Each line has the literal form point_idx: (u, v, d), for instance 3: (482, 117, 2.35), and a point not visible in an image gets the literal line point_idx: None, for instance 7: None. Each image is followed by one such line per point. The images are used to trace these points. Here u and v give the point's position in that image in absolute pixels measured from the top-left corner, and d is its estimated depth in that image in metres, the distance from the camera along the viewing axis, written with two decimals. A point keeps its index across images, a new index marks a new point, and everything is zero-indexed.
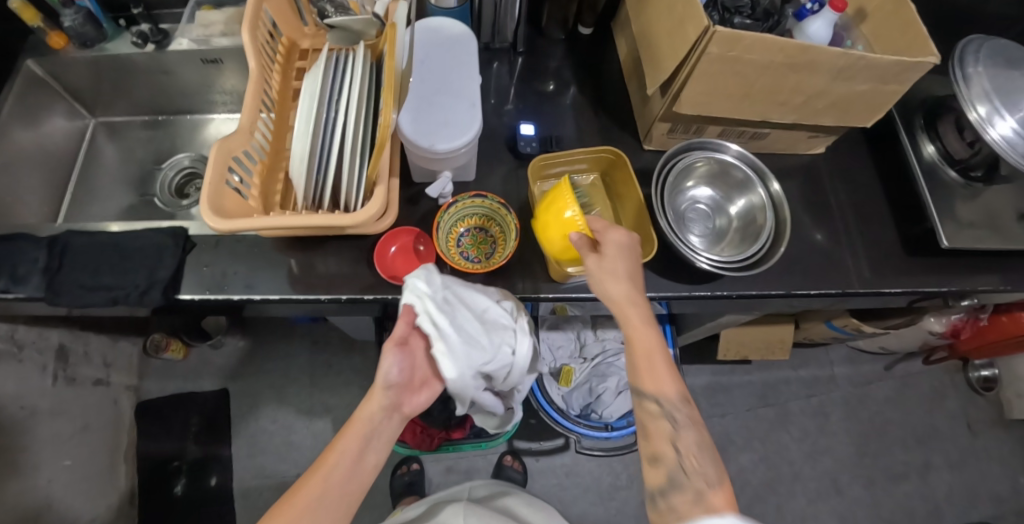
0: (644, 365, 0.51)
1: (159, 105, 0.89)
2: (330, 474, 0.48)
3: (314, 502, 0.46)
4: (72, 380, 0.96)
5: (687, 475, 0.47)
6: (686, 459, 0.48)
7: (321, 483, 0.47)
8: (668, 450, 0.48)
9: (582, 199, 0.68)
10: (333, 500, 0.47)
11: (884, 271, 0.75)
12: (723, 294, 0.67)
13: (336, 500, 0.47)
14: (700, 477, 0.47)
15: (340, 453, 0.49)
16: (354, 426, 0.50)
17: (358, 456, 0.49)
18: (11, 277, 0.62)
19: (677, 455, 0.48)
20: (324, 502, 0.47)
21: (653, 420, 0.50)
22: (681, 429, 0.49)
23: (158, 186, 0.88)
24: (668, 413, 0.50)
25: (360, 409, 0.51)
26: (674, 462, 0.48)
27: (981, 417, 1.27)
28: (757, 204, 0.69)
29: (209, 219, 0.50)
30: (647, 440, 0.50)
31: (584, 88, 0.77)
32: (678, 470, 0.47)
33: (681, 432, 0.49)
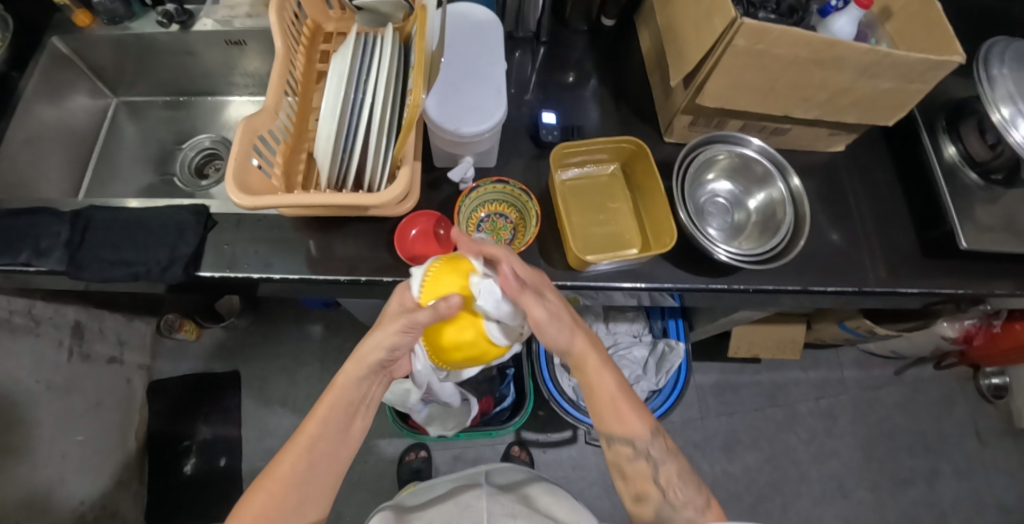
0: (610, 412, 0.56)
1: (181, 86, 0.89)
2: (313, 444, 0.50)
3: (303, 468, 0.49)
4: (87, 357, 0.97)
5: (674, 509, 0.53)
6: (672, 492, 0.54)
7: (306, 452, 0.50)
8: (653, 490, 0.54)
9: (603, 189, 0.68)
10: (323, 464, 0.50)
11: (902, 271, 0.74)
12: (739, 288, 0.66)
13: (320, 463, 0.50)
14: (695, 503, 0.53)
15: (323, 422, 0.50)
16: (335, 393, 0.51)
17: (341, 422, 0.51)
18: (34, 250, 0.63)
19: (665, 490, 0.54)
20: (309, 467, 0.50)
21: (631, 461, 0.55)
22: (659, 466, 0.55)
23: (178, 165, 0.90)
24: (642, 453, 0.55)
25: (339, 376, 0.51)
26: (662, 498, 0.54)
27: (991, 426, 1.26)
28: (777, 199, 0.69)
29: (235, 197, 0.50)
30: (628, 480, 0.56)
31: (605, 80, 0.77)
32: (667, 505, 0.53)
33: (659, 468, 0.55)
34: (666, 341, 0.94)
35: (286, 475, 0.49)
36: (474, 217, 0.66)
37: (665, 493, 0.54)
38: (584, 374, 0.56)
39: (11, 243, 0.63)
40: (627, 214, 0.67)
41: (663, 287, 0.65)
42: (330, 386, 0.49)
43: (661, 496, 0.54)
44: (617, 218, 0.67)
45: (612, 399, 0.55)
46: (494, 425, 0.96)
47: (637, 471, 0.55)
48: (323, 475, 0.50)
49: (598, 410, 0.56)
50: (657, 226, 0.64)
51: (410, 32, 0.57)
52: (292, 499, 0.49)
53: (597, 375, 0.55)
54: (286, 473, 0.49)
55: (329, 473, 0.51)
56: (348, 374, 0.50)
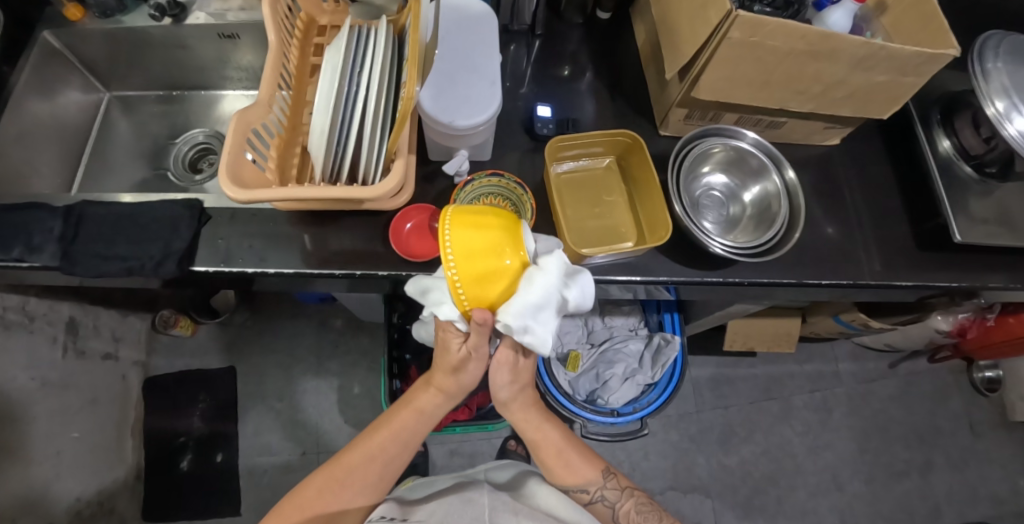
0: (563, 467, 0.64)
1: (174, 80, 0.89)
2: (377, 450, 0.57)
3: (365, 469, 0.57)
4: (81, 353, 0.96)
5: None
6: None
7: (372, 454, 0.57)
8: None
9: (597, 183, 0.68)
10: (381, 469, 0.57)
11: (896, 264, 0.75)
12: (735, 281, 0.66)
13: (385, 467, 0.58)
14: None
15: (390, 433, 0.58)
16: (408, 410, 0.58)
17: (408, 436, 0.59)
18: (27, 245, 0.62)
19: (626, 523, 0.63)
20: (371, 468, 0.57)
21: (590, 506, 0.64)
22: (617, 504, 0.64)
23: (172, 160, 0.89)
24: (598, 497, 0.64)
25: (416, 397, 0.59)
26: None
27: (984, 419, 1.27)
28: (772, 192, 0.69)
29: (229, 190, 0.50)
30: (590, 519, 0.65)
31: (601, 74, 0.77)
32: None
33: (617, 506, 0.64)
34: (663, 334, 0.95)
35: (350, 472, 0.56)
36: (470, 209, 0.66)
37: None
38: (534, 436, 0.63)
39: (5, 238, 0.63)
40: (623, 207, 0.67)
41: (659, 280, 0.65)
42: (408, 402, 0.58)
43: None
44: (613, 211, 0.67)
45: (557, 452, 0.63)
46: (490, 419, 0.96)
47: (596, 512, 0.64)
48: (385, 476, 0.58)
49: (551, 464, 0.64)
50: (652, 219, 0.64)
51: (405, 24, 0.56)
52: (351, 493, 0.56)
53: (549, 437, 0.63)
54: (353, 470, 0.56)
55: (385, 476, 0.58)
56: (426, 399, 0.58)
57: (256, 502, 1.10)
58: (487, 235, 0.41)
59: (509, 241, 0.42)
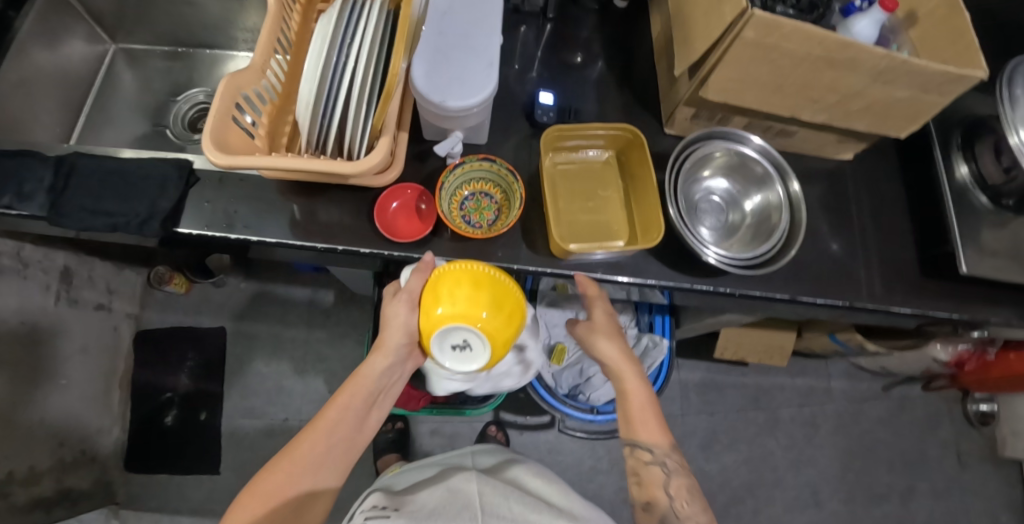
0: (636, 419, 0.58)
1: (180, 36, 0.88)
2: (333, 423, 0.53)
3: (321, 452, 0.52)
4: (73, 302, 0.97)
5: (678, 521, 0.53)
6: (678, 499, 0.55)
7: (325, 435, 0.53)
8: (661, 498, 0.55)
9: (593, 178, 0.66)
10: (337, 451, 0.53)
11: (895, 289, 0.73)
12: (725, 291, 0.65)
13: (341, 444, 0.54)
14: (699, 515, 0.54)
15: (342, 408, 0.54)
16: (358, 382, 0.55)
17: (362, 411, 0.55)
18: (17, 193, 0.62)
19: (672, 498, 0.55)
20: (331, 447, 0.53)
21: (646, 469, 0.57)
22: (672, 474, 0.56)
23: (172, 118, 0.89)
24: (658, 461, 0.56)
25: (364, 367, 0.56)
26: (669, 505, 0.54)
27: (974, 451, 1.25)
28: (774, 203, 0.66)
29: (211, 155, 0.49)
30: (641, 488, 0.56)
31: (611, 64, 0.74)
32: (671, 515, 0.54)
33: (671, 477, 0.56)
34: (651, 336, 0.94)
35: (308, 456, 0.52)
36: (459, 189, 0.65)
37: (672, 501, 0.55)
38: (620, 380, 0.60)
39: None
40: (617, 203, 0.65)
41: (649, 283, 0.64)
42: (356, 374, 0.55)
43: (669, 505, 0.55)
44: (606, 207, 0.65)
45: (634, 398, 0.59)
46: (468, 405, 0.93)
47: (651, 477, 0.56)
48: (345, 457, 0.54)
49: (625, 417, 0.59)
50: (646, 219, 0.62)
51: None
52: (308, 475, 0.51)
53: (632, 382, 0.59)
54: (311, 443, 0.52)
55: (342, 460, 0.54)
56: (374, 363, 0.55)
57: (236, 463, 1.12)
58: (477, 289, 0.51)
59: (481, 300, 0.50)
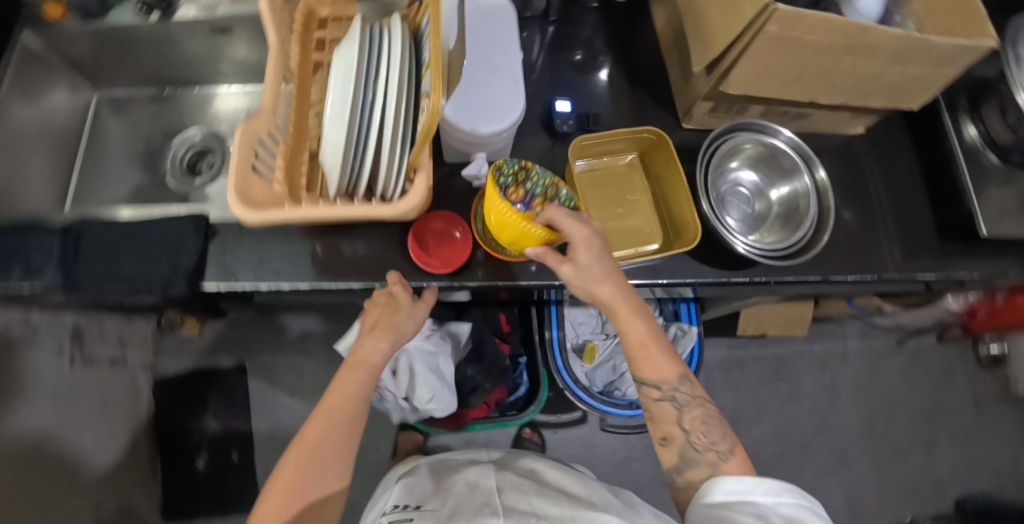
0: (638, 349, 0.50)
1: (165, 77, 0.84)
2: (335, 419, 0.48)
3: (327, 449, 0.47)
4: (88, 361, 0.94)
5: (697, 453, 0.47)
6: (694, 433, 0.48)
7: (329, 434, 0.47)
8: (674, 432, 0.49)
9: (620, 183, 0.65)
10: (337, 448, 0.48)
11: (918, 257, 0.74)
12: (760, 281, 0.65)
13: (349, 437, 0.49)
14: (719, 445, 0.47)
15: (337, 403, 0.49)
16: (355, 368, 0.51)
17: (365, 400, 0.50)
18: (26, 267, 0.59)
19: (688, 430, 0.49)
20: (335, 443, 0.48)
21: (655, 403, 0.50)
22: (687, 406, 0.49)
23: (169, 163, 0.84)
24: (668, 395, 0.50)
25: (365, 351, 0.52)
26: (685, 440, 0.48)
27: (989, 393, 1.29)
28: (801, 191, 0.66)
29: (239, 213, 0.48)
30: (653, 422, 0.51)
31: (619, 61, 0.73)
32: (689, 448, 0.48)
33: (685, 410, 0.49)
34: (678, 325, 0.95)
35: (315, 456, 0.46)
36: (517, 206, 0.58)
37: (688, 435, 0.49)
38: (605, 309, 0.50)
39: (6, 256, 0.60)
40: (647, 207, 0.65)
41: (685, 281, 0.63)
42: (359, 359, 0.51)
43: (684, 438, 0.49)
44: (637, 211, 0.64)
45: (631, 326, 0.50)
46: (509, 415, 0.93)
47: (661, 411, 0.50)
48: (349, 453, 0.49)
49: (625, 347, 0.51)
50: (680, 221, 0.62)
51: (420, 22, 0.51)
52: (320, 476, 0.46)
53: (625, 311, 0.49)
54: (320, 437, 0.47)
55: (342, 454, 0.48)
56: (379, 346, 0.52)
57: None
58: (513, 231, 0.52)
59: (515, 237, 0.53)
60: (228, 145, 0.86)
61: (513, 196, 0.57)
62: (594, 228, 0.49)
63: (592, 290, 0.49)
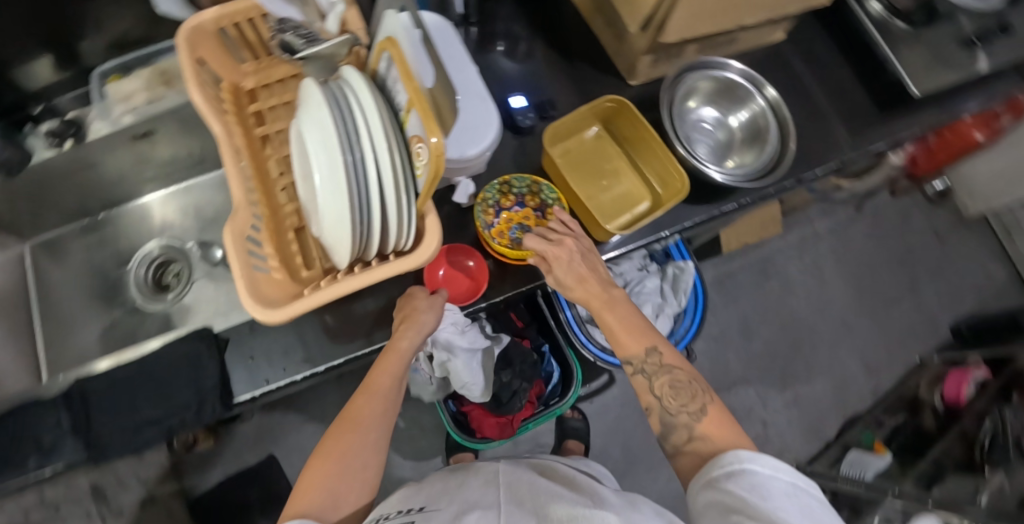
0: (619, 330, 0.52)
1: (94, 202, 0.78)
2: (363, 407, 0.48)
3: (362, 443, 0.46)
4: (119, 514, 0.87)
5: (673, 414, 0.47)
6: (666, 398, 0.48)
7: (363, 427, 0.46)
8: (650, 400, 0.49)
9: (596, 156, 0.67)
10: (367, 441, 0.46)
11: (868, 131, 0.80)
12: (745, 202, 0.68)
13: (381, 428, 0.48)
14: (689, 406, 0.47)
15: (369, 391, 0.49)
16: (390, 354, 0.52)
17: (396, 389, 0.51)
18: (38, 451, 0.59)
19: (660, 396, 0.48)
20: (367, 437, 0.46)
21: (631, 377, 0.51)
22: (656, 372, 0.49)
23: (133, 288, 0.80)
24: (640, 365, 0.50)
25: (399, 340, 0.53)
26: (660, 405, 0.48)
27: (945, 225, 1.41)
28: (759, 113, 0.70)
29: (262, 315, 0.46)
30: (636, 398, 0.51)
31: (551, 40, 0.73)
32: (665, 413, 0.48)
33: (654, 378, 0.49)
34: (674, 264, 0.91)
35: (343, 449, 0.45)
36: (519, 212, 0.62)
37: (661, 400, 0.48)
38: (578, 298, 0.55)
39: (40, 438, 0.60)
40: (627, 170, 0.67)
41: (683, 227, 0.67)
42: (390, 347, 0.52)
43: (659, 404, 0.48)
44: (620, 178, 0.66)
45: (603, 309, 0.53)
46: (554, 404, 0.89)
47: (636, 383, 0.50)
48: (381, 442, 0.47)
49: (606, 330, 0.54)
50: (662, 174, 0.64)
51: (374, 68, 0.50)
52: (353, 467, 0.44)
53: (597, 294, 0.54)
54: (360, 411, 0.48)
55: (370, 439, 0.46)
56: (405, 335, 0.53)
57: None
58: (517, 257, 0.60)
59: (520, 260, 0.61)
60: (189, 249, 0.82)
61: (507, 204, 0.62)
62: (567, 243, 0.55)
63: (563, 283, 0.55)
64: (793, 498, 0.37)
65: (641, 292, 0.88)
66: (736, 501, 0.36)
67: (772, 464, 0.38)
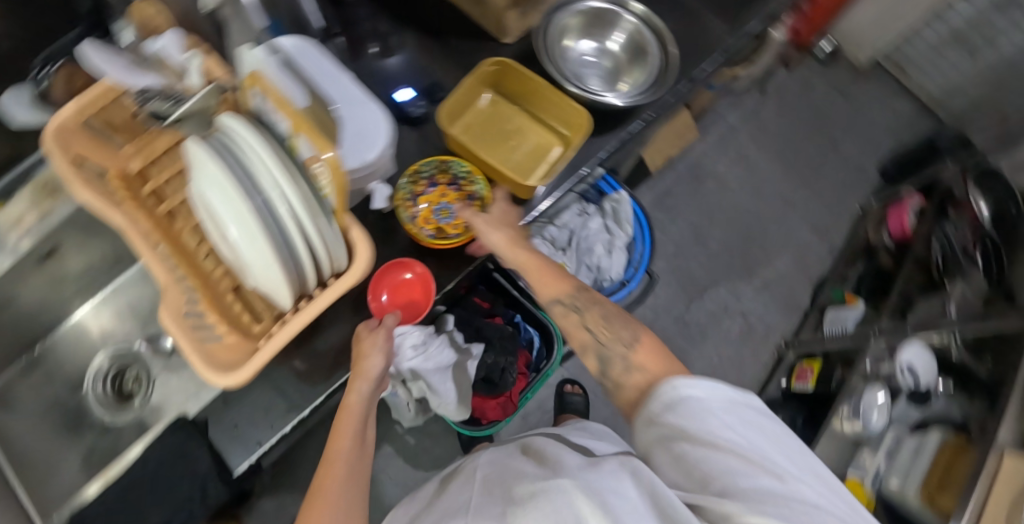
0: (542, 277, 0.53)
1: (25, 338, 0.75)
2: (333, 467, 0.46)
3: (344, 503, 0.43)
4: None
5: (608, 347, 0.47)
6: (603, 337, 0.47)
7: (339, 485, 0.44)
8: (584, 335, 0.49)
9: (497, 121, 0.68)
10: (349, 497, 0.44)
11: (743, 12, 0.82)
12: (653, 117, 0.69)
13: (358, 480, 0.46)
14: (623, 339, 0.47)
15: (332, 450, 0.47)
16: (345, 410, 0.51)
17: (358, 433, 0.49)
18: None
19: (593, 332, 0.48)
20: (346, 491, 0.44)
21: (564, 319, 0.51)
22: (585, 308, 0.50)
23: (95, 407, 0.78)
24: (571, 306, 0.50)
25: (349, 396, 0.52)
26: (595, 342, 0.48)
27: (846, 79, 1.48)
28: (633, 30, 0.73)
29: (227, 382, 0.46)
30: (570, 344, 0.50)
31: (418, 27, 0.73)
32: (602, 348, 0.47)
33: (586, 316, 0.49)
34: (609, 198, 0.93)
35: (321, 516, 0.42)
36: (432, 194, 0.61)
37: (595, 336, 0.48)
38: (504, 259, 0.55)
39: None
40: (530, 124, 0.68)
41: (597, 160, 0.67)
42: (342, 405, 0.50)
43: (596, 342, 0.48)
44: (526, 133, 0.67)
45: (531, 263, 0.54)
46: (544, 365, 0.89)
47: (569, 324, 0.50)
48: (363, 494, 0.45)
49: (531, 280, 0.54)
50: (563, 116, 0.66)
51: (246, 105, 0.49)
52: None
53: (521, 254, 0.54)
54: (331, 470, 0.46)
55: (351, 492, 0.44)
56: (358, 388, 0.51)
57: None
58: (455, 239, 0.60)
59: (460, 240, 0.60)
60: (139, 350, 0.80)
61: (420, 190, 0.61)
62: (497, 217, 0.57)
63: (493, 248, 0.55)
64: (730, 412, 0.37)
65: (587, 235, 0.90)
66: (671, 428, 0.37)
67: (712, 386, 0.38)
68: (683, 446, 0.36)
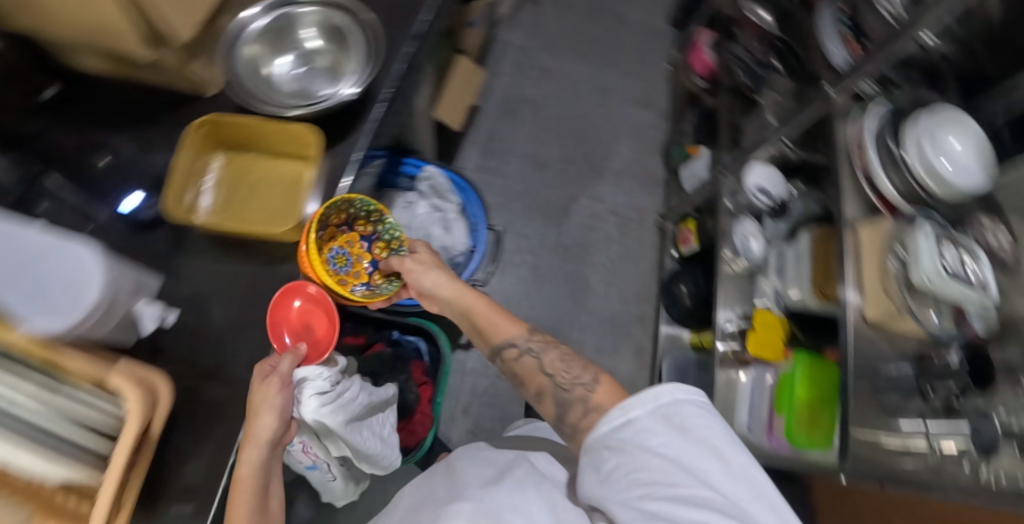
0: (487, 327, 0.61)
1: None
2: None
3: None
4: None
5: (567, 390, 0.51)
6: (557, 371, 0.54)
7: None
8: (543, 378, 0.54)
9: (239, 182, 0.61)
10: None
11: None
12: (390, 90, 0.66)
13: None
14: (582, 379, 0.51)
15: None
16: (242, 483, 0.48)
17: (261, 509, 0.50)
18: None
19: (553, 374, 0.54)
20: None
21: (517, 363, 0.58)
22: (544, 356, 0.56)
23: None
24: (524, 348, 0.58)
25: (241, 467, 0.49)
26: (552, 383, 0.53)
27: None
28: (320, 19, 0.66)
29: None
30: (527, 381, 0.56)
31: (112, 125, 0.63)
32: (559, 390, 0.52)
33: (545, 358, 0.56)
34: (423, 179, 0.93)
35: None
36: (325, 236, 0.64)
37: (552, 377, 0.54)
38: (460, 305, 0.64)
39: None
40: (274, 167, 0.63)
41: (359, 155, 0.63)
42: (236, 476, 0.48)
43: (551, 383, 0.53)
44: (275, 177, 0.62)
45: (486, 315, 0.62)
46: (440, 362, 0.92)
47: (526, 369, 0.57)
48: None
49: (479, 329, 0.63)
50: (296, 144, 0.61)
51: None
52: None
53: (480, 300, 0.63)
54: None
55: None
56: (249, 455, 0.49)
57: None
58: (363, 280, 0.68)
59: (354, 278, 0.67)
60: None
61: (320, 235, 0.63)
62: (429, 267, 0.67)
63: (437, 288, 0.65)
64: (653, 427, 0.40)
65: (418, 223, 0.90)
66: (608, 440, 0.41)
67: (666, 405, 0.40)
68: (620, 460, 0.40)
